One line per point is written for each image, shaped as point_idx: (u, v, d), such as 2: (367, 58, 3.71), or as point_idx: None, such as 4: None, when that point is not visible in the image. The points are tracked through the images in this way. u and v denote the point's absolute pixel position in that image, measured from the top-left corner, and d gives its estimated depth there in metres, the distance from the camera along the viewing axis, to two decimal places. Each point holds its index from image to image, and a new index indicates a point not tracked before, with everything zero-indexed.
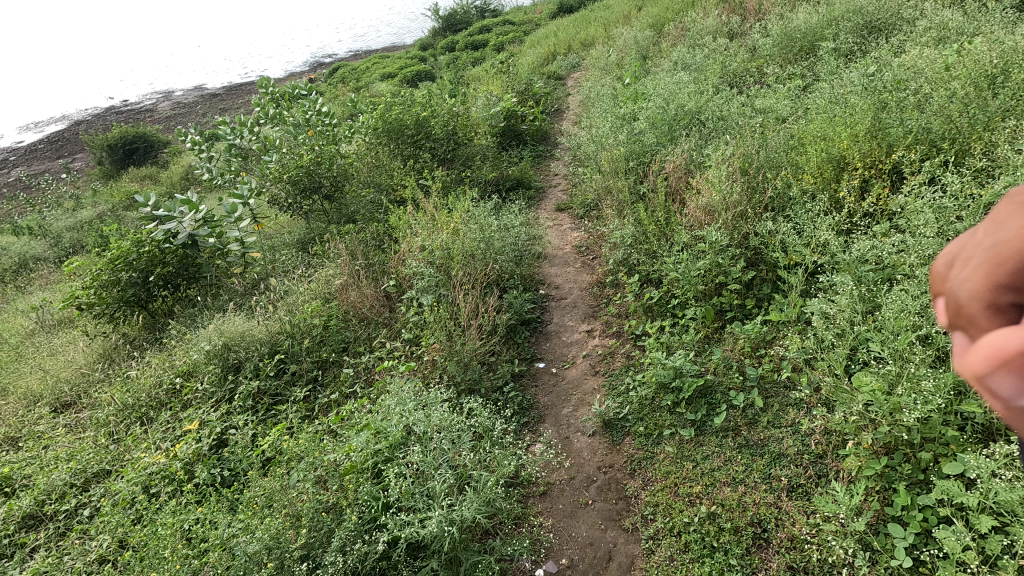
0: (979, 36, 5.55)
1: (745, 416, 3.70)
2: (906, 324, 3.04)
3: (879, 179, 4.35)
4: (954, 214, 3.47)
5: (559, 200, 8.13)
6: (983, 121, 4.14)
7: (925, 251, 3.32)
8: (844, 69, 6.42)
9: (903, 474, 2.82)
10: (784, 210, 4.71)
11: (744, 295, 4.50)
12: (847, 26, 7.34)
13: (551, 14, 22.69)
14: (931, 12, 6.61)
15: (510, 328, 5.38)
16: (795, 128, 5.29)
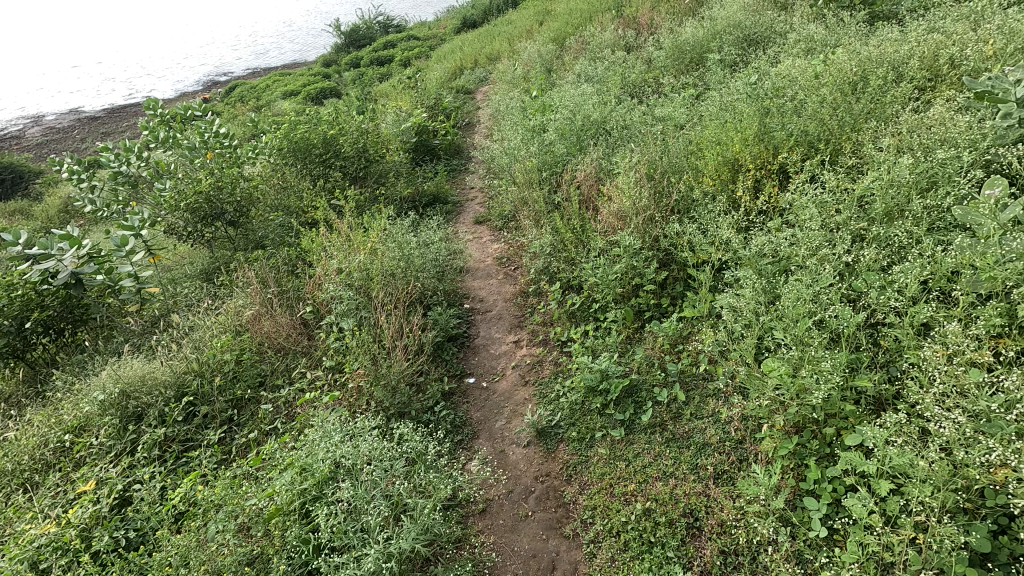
0: (840, 47, 6.20)
1: (670, 411, 3.86)
2: (804, 312, 3.30)
3: (769, 179, 4.72)
4: (834, 208, 3.83)
5: (477, 212, 8.17)
6: (850, 123, 4.62)
7: (813, 243, 3.63)
8: (729, 79, 6.95)
9: (812, 450, 3.04)
10: (689, 211, 4.99)
11: (660, 295, 4.71)
12: (729, 39, 7.95)
13: (455, 29, 22.89)
14: (799, 26, 7.32)
15: (436, 345, 5.30)
16: (692, 134, 5.64)
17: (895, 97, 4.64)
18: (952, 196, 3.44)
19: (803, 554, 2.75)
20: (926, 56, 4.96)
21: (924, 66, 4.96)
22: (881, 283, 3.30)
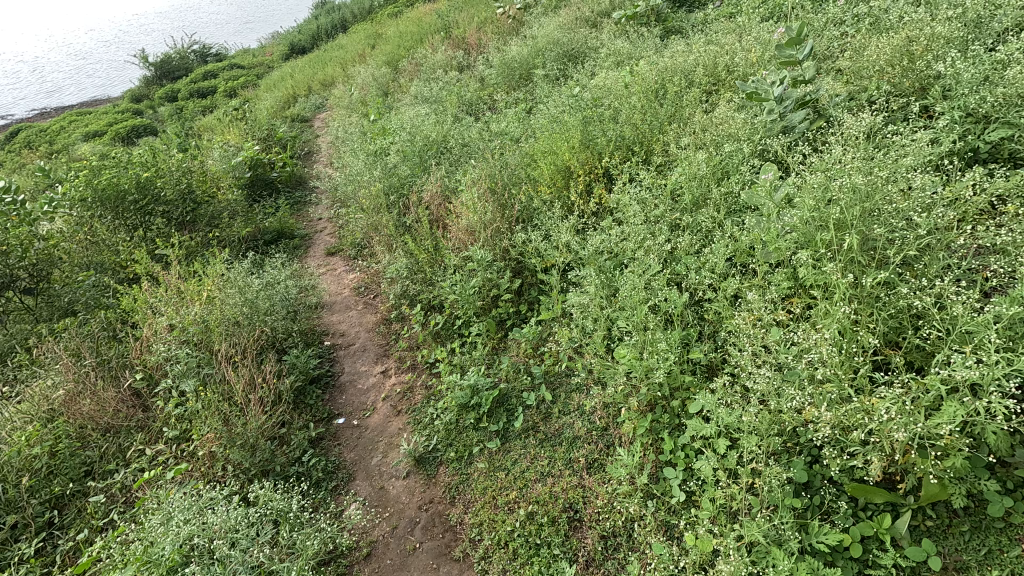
0: (642, 59, 6.95)
1: (540, 413, 4.00)
2: (639, 299, 3.61)
3: (598, 182, 5.13)
4: (652, 202, 4.27)
5: (328, 243, 7.82)
6: (657, 126, 5.20)
7: (639, 236, 4.01)
8: (555, 92, 7.44)
9: (665, 423, 3.33)
10: (532, 219, 5.24)
11: (517, 302, 4.87)
12: (551, 56, 8.51)
13: (284, 56, 21.82)
14: (607, 42, 8.07)
15: (298, 390, 4.95)
16: (526, 146, 5.94)
17: (689, 102, 5.31)
18: (740, 183, 4.01)
19: (669, 521, 2.99)
20: (708, 64, 5.74)
21: (708, 73, 5.74)
22: (698, 264, 3.73)
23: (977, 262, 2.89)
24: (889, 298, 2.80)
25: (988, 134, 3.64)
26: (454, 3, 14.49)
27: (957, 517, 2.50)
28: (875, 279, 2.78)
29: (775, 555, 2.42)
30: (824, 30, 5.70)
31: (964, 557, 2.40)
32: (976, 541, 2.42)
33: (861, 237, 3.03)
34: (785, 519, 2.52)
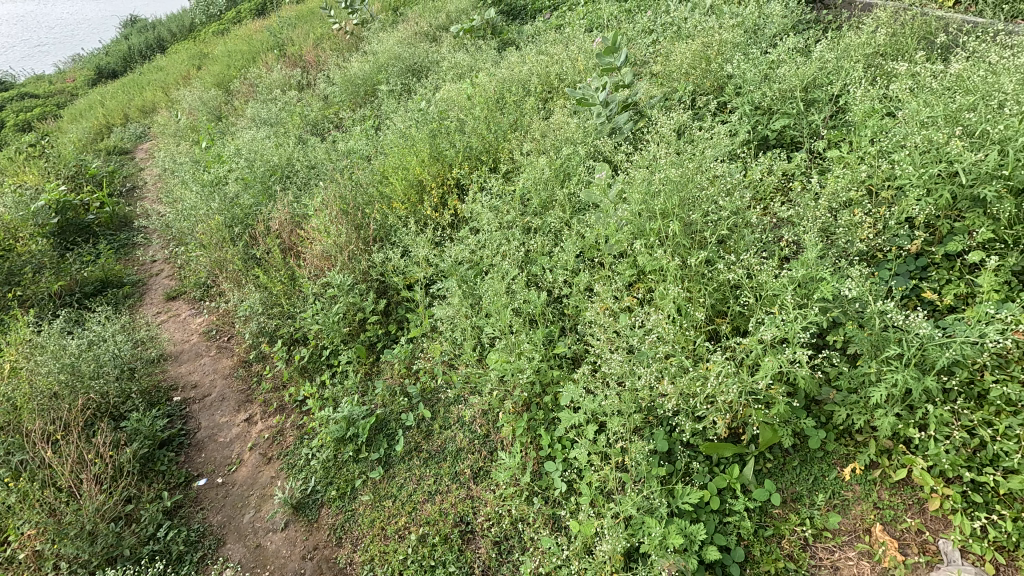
0: (482, 71, 7.14)
1: (421, 431, 3.93)
2: (501, 304, 3.70)
3: (451, 193, 5.18)
4: (503, 209, 4.41)
5: (168, 287, 6.99)
6: (502, 135, 5.39)
7: (495, 242, 4.11)
8: (401, 106, 7.37)
9: (541, 419, 3.44)
10: (390, 237, 5.14)
11: (386, 322, 4.72)
12: (393, 71, 8.41)
13: (89, 81, 19.16)
14: (447, 55, 8.19)
15: (145, 458, 4.35)
16: (376, 163, 5.81)
17: (528, 110, 5.57)
18: (580, 183, 4.30)
19: (555, 513, 3.09)
20: (542, 73, 6.07)
21: (543, 82, 6.07)
22: (551, 263, 3.92)
23: (774, 234, 3.37)
24: (712, 274, 3.17)
25: (771, 123, 4.28)
26: (285, 19, 13.78)
27: (789, 455, 2.88)
28: (698, 260, 3.13)
29: (649, 523, 2.61)
30: (637, 39, 6.31)
31: (798, 488, 2.78)
32: (805, 472, 2.80)
33: (683, 223, 3.40)
34: (653, 489, 2.72)
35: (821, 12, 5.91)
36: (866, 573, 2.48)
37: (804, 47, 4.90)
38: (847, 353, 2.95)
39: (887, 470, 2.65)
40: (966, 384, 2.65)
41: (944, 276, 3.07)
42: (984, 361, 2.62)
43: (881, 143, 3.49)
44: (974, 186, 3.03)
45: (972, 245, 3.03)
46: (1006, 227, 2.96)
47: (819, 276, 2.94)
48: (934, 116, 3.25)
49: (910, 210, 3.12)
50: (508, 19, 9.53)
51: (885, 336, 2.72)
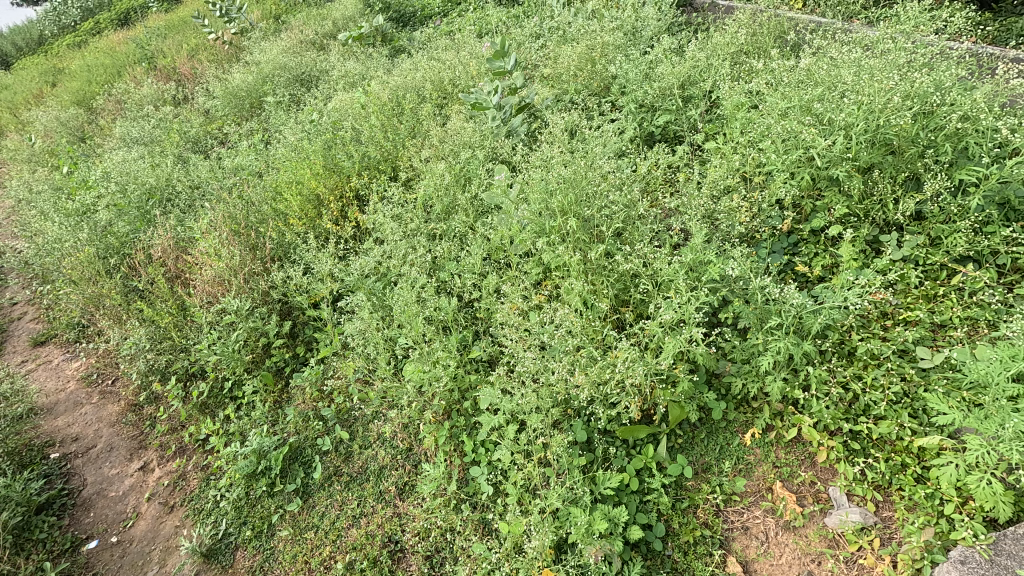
0: (374, 78, 6.99)
1: (340, 454, 3.76)
2: (412, 313, 3.64)
3: (352, 205, 5.01)
4: (406, 217, 4.35)
5: (33, 332, 6.19)
6: (400, 143, 5.30)
7: (400, 251, 4.04)
8: (290, 118, 7.03)
9: (462, 425, 3.41)
10: (289, 255, 4.88)
11: (292, 344, 4.46)
12: (280, 82, 8.01)
13: None
14: (337, 64, 7.92)
15: (18, 528, 3.82)
16: (267, 179, 5.49)
17: (424, 117, 5.52)
18: (482, 186, 4.33)
19: (485, 517, 3.07)
20: (435, 79, 6.04)
21: (437, 88, 6.04)
22: (459, 268, 3.91)
23: (666, 223, 3.59)
24: (612, 266, 3.33)
25: (655, 120, 4.54)
26: (153, 30, 12.68)
27: (697, 429, 3.06)
28: (598, 253, 3.29)
29: (575, 513, 2.66)
30: (525, 43, 6.46)
31: (707, 458, 2.97)
32: (712, 443, 3.00)
33: (582, 219, 3.53)
34: (576, 478, 2.79)
35: (691, 15, 6.37)
36: (772, 528, 2.69)
37: (678, 47, 5.25)
38: (738, 328, 3.20)
39: (780, 431, 2.90)
40: (837, 345, 2.97)
41: (812, 250, 3.41)
42: (850, 323, 2.95)
43: (749, 134, 3.82)
44: (828, 168, 3.40)
45: (832, 221, 3.40)
46: (857, 202, 3.34)
47: (707, 259, 3.18)
48: (791, 107, 3.61)
49: (778, 193, 3.44)
50: (398, 26, 9.40)
51: (768, 308, 2.98)
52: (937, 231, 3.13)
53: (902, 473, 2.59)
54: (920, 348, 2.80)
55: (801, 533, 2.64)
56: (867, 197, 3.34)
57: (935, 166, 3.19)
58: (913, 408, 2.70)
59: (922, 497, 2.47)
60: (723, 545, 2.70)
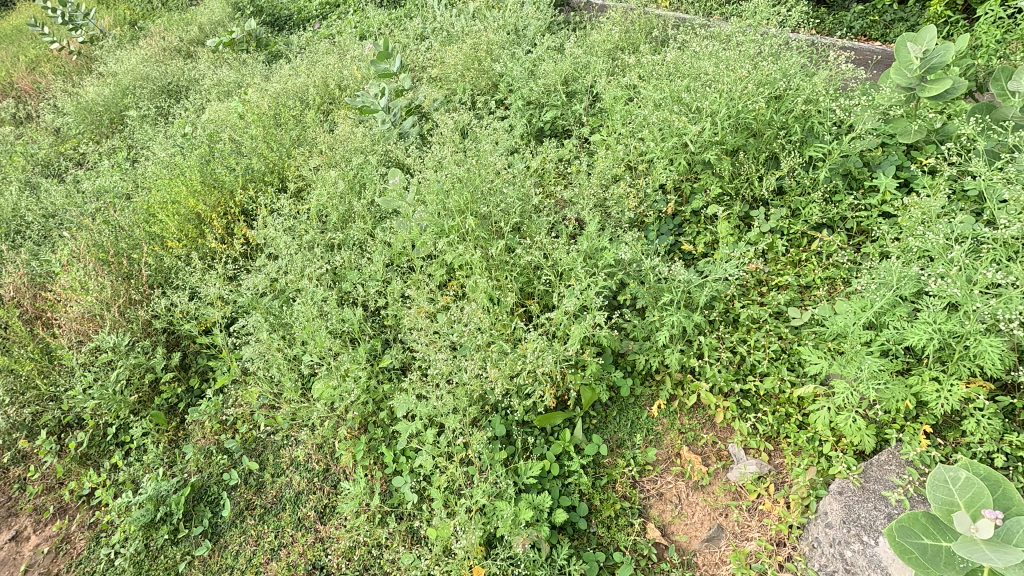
0: (251, 86, 6.59)
1: (250, 487, 3.50)
2: (316, 328, 3.49)
3: (238, 222, 4.70)
4: (299, 229, 4.15)
5: None
6: (286, 153, 5.04)
7: (296, 265, 3.85)
8: (158, 132, 6.42)
9: (380, 437, 3.32)
10: (171, 281, 4.47)
11: (185, 377, 4.09)
12: (143, 93, 7.29)
13: None
14: (207, 72, 7.35)
15: None
16: (137, 200, 4.97)
17: (310, 124, 5.29)
18: (377, 192, 4.24)
19: (413, 526, 3.00)
20: (318, 84, 5.80)
21: (321, 93, 5.82)
22: (362, 277, 3.80)
23: (561, 215, 3.72)
24: (514, 260, 3.41)
25: (543, 116, 4.66)
26: None
27: (608, 408, 3.20)
28: (498, 249, 3.36)
29: (501, 506, 2.68)
30: (409, 45, 6.38)
31: (620, 435, 3.12)
32: (624, 419, 3.16)
33: (481, 217, 3.58)
34: (499, 472, 2.81)
35: (568, 14, 6.62)
36: (683, 490, 2.89)
37: (558, 45, 5.44)
38: (636, 308, 3.39)
39: (682, 399, 3.12)
40: (723, 314, 3.24)
41: (695, 229, 3.68)
42: (732, 293, 3.25)
43: (630, 125, 4.05)
44: (701, 152, 3.69)
45: (710, 201, 3.69)
46: (728, 182, 3.66)
47: (602, 246, 3.35)
48: (663, 98, 3.89)
49: (660, 178, 3.69)
50: (273, 30, 8.90)
51: (660, 287, 3.19)
52: (797, 203, 3.50)
53: (787, 422, 2.87)
54: (791, 309, 3.14)
55: (709, 490, 2.85)
56: (736, 176, 3.66)
57: (789, 145, 3.56)
58: (790, 362, 3.01)
59: (805, 440, 2.76)
60: (642, 513, 2.85)
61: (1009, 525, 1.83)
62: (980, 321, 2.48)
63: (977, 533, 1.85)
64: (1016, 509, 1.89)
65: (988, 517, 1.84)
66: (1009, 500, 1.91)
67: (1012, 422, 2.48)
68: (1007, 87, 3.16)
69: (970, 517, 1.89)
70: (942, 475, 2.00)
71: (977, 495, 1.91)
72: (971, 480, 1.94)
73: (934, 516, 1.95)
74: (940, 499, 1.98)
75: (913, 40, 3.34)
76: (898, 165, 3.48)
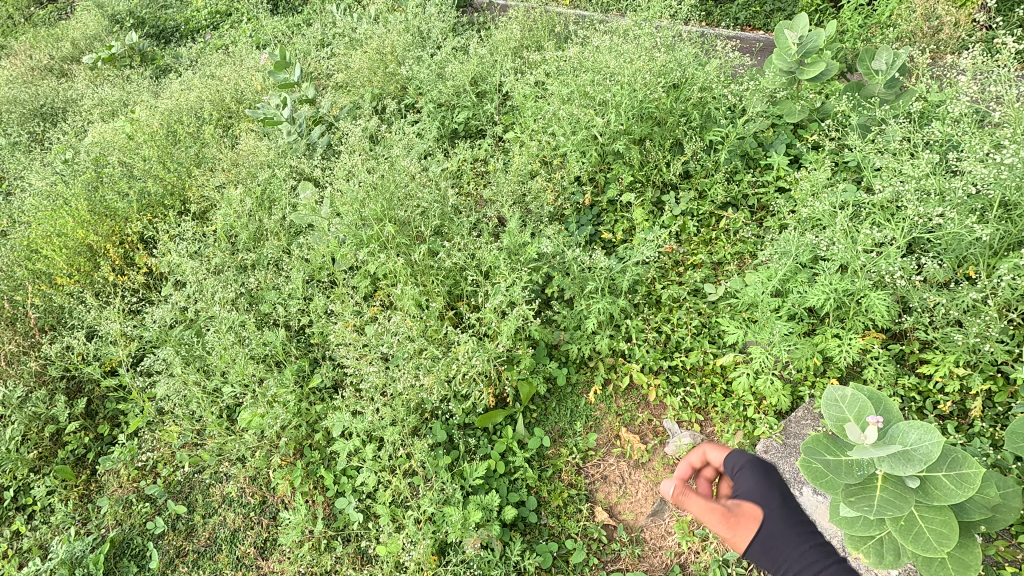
0: (138, 104, 6.09)
1: (180, 532, 3.24)
2: (236, 354, 3.30)
3: (136, 251, 4.34)
4: (208, 253, 3.91)
5: None
6: (185, 173, 4.72)
7: (208, 290, 3.62)
8: (33, 160, 5.79)
9: (318, 459, 3.18)
10: (64, 321, 4.05)
11: (92, 425, 3.73)
12: (11, 118, 6.55)
13: None
14: (85, 90, 6.70)
15: None
16: (14, 236, 4.46)
17: (209, 141, 4.98)
18: (289, 207, 4.06)
19: (361, 547, 2.89)
20: (214, 98, 5.47)
21: (218, 107, 5.49)
22: (281, 296, 3.63)
23: (482, 214, 3.74)
24: (439, 264, 3.39)
25: (455, 117, 4.63)
26: None
27: (548, 399, 3.25)
28: (421, 254, 3.34)
29: (449, 512, 2.64)
30: (310, 52, 6.15)
31: (561, 424, 3.17)
32: (563, 409, 3.21)
33: (400, 224, 3.53)
34: (444, 478, 2.77)
35: (472, 15, 6.62)
36: (626, 470, 2.98)
37: (463, 45, 5.43)
38: (564, 299, 3.47)
39: (616, 382, 3.21)
40: (646, 296, 3.38)
41: (612, 218, 3.80)
42: (652, 276, 3.40)
43: (541, 120, 4.13)
44: (610, 143, 3.84)
45: (624, 189, 3.83)
46: (638, 170, 3.82)
47: (524, 242, 3.40)
48: (570, 93, 3.99)
49: (574, 170, 3.80)
50: (158, 43, 8.29)
51: (584, 275, 3.28)
52: (703, 185, 3.71)
53: (713, 391, 3.03)
54: (707, 285, 3.31)
55: (649, 466, 2.97)
56: (645, 164, 3.83)
57: (690, 131, 3.77)
58: (710, 335, 3.19)
59: (731, 407, 2.92)
60: (589, 498, 2.92)
61: (891, 430, 1.94)
62: (868, 277, 2.73)
63: (867, 440, 1.95)
64: (894, 417, 2.01)
65: (873, 423, 1.93)
66: (888, 409, 2.03)
67: (903, 366, 2.74)
68: (872, 66, 3.45)
69: (859, 427, 1.98)
70: (832, 394, 2.06)
71: (862, 406, 2.01)
72: (856, 394, 2.03)
73: (831, 434, 2.03)
74: (833, 417, 2.05)
75: (789, 28, 3.60)
76: (789, 143, 3.76)
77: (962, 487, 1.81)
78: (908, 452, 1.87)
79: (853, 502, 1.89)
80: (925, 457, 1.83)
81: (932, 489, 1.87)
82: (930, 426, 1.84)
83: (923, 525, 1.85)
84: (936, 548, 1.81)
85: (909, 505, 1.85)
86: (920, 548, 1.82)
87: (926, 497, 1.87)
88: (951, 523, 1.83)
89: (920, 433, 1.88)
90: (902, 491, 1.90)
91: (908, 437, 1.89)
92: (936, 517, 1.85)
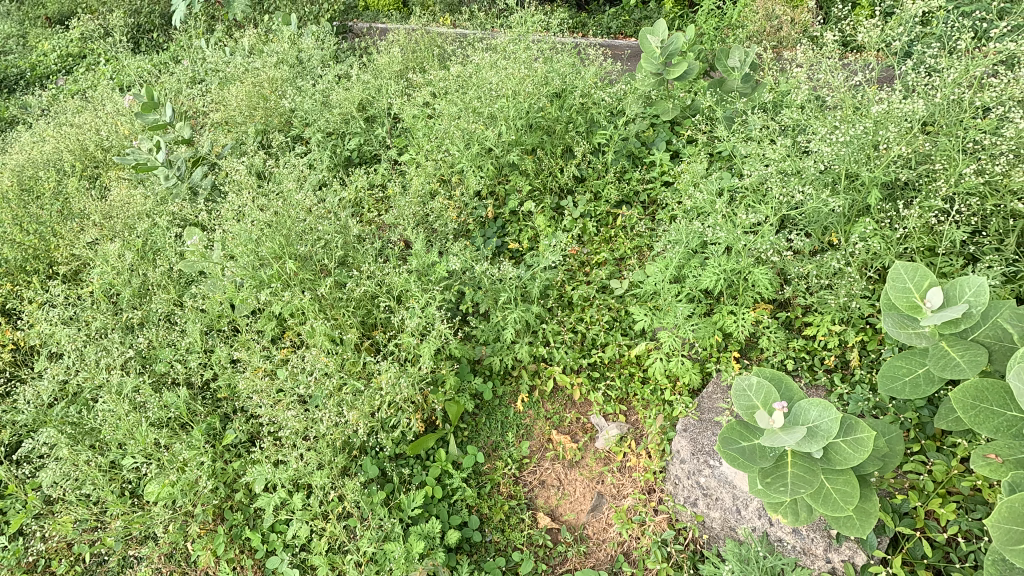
0: None
1: None
2: (133, 422, 3.02)
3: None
4: (86, 317, 3.55)
5: None
6: (48, 232, 4.26)
7: (91, 358, 3.28)
8: None
9: (240, 521, 2.94)
10: None
11: None
12: None
13: None
14: None
15: None
16: None
17: (74, 195, 4.54)
18: (175, 256, 3.79)
19: None
20: (75, 147, 4.99)
21: (81, 157, 5.01)
22: (178, 352, 3.37)
23: (385, 240, 3.71)
24: (347, 296, 3.31)
25: (347, 144, 4.56)
26: None
27: (477, 415, 3.22)
28: (327, 288, 3.23)
29: (390, 547, 2.54)
30: (182, 91, 5.79)
31: (494, 438, 3.16)
32: (494, 422, 3.20)
33: (301, 260, 3.42)
34: (381, 514, 2.67)
35: (352, 41, 6.56)
36: (562, 471, 3.03)
37: (346, 72, 5.35)
38: (479, 313, 3.50)
39: (541, 387, 3.26)
40: (558, 299, 3.49)
41: (516, 227, 3.89)
42: (562, 280, 3.52)
43: (435, 139, 4.15)
44: (504, 155, 3.95)
45: (523, 199, 3.93)
46: (534, 179, 3.96)
47: (432, 262, 3.41)
48: (458, 111, 4.07)
49: (473, 185, 3.87)
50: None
51: (497, 287, 3.33)
52: (596, 187, 3.90)
53: (632, 381, 3.17)
54: (612, 281, 3.48)
55: (583, 464, 3.04)
56: (541, 172, 3.98)
57: (578, 138, 3.99)
58: (622, 328, 3.34)
59: (650, 393, 3.07)
60: (530, 506, 2.93)
61: (795, 412, 2.16)
62: (749, 255, 2.99)
63: (775, 425, 2.15)
64: (796, 396, 2.22)
65: (779, 408, 2.14)
66: (790, 390, 2.24)
67: (792, 331, 3.01)
68: (728, 64, 3.77)
69: (767, 413, 2.19)
70: (741, 385, 2.27)
71: (768, 393, 2.21)
72: (761, 382, 2.23)
73: (744, 422, 2.24)
74: (744, 405, 2.25)
75: (651, 33, 3.86)
76: (668, 140, 4.04)
77: (858, 451, 2.02)
78: (810, 429, 2.09)
79: (770, 481, 2.10)
80: (826, 433, 2.04)
81: (834, 456, 2.07)
82: (827, 404, 2.06)
83: (830, 487, 2.05)
84: (843, 506, 2.00)
85: (816, 475, 2.07)
86: (830, 510, 2.02)
87: (830, 463, 2.08)
88: (852, 481, 2.03)
89: (819, 411, 2.09)
90: (810, 463, 2.11)
91: (809, 416, 2.12)
92: (840, 478, 2.06)
